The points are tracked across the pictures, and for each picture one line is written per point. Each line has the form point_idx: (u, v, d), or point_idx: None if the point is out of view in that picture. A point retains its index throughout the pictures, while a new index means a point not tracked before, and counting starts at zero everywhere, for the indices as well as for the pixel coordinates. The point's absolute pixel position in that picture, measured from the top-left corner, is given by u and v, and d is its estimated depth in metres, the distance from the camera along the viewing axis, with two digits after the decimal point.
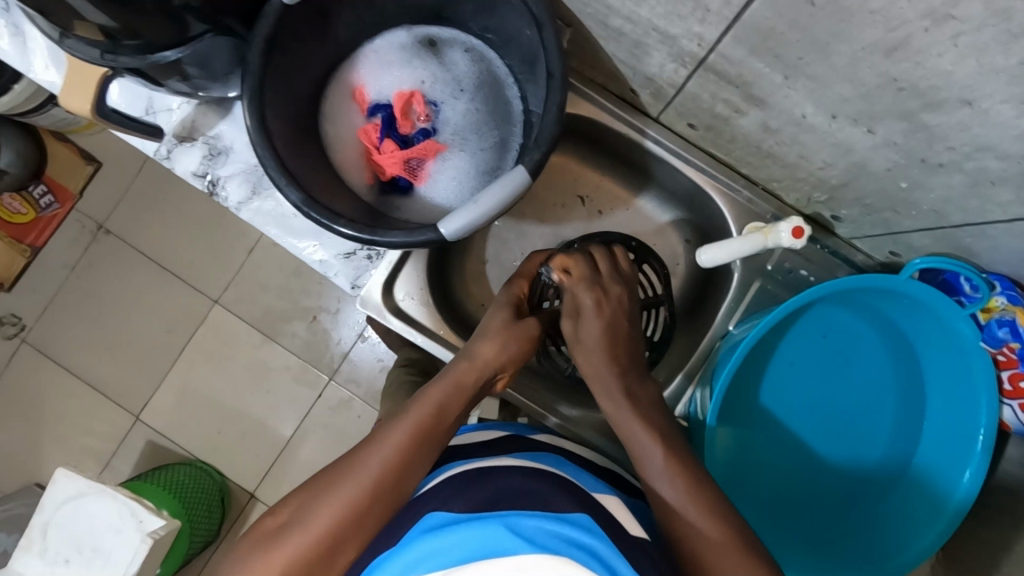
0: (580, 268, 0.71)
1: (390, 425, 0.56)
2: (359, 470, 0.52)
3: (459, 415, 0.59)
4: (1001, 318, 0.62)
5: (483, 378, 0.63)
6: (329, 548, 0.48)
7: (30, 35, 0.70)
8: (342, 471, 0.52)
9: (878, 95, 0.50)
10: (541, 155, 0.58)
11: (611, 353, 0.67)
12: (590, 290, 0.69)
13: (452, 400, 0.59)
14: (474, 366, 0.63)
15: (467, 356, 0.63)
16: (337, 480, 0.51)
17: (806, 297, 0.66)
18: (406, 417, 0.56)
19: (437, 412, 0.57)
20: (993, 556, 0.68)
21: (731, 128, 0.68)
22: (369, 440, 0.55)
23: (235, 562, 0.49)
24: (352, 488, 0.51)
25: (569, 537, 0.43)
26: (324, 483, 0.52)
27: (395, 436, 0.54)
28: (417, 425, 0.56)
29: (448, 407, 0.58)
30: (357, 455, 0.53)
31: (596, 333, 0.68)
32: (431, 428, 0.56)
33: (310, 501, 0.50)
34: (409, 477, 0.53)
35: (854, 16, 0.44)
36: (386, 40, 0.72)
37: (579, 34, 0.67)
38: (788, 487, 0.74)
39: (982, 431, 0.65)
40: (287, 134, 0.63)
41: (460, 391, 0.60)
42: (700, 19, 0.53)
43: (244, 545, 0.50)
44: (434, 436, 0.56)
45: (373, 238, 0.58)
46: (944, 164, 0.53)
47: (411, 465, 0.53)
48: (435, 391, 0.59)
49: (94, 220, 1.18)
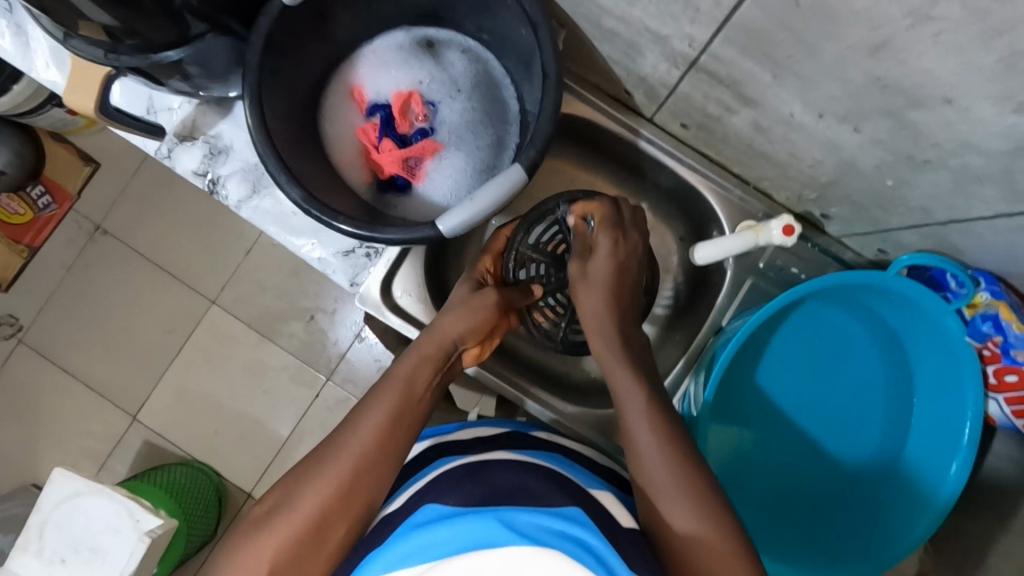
0: (601, 210, 0.72)
1: (365, 407, 0.56)
2: (340, 452, 0.53)
3: (429, 386, 0.60)
4: (986, 313, 0.64)
5: (444, 350, 0.63)
6: (316, 531, 0.49)
7: (32, 35, 0.70)
8: (324, 456, 0.53)
9: (862, 93, 0.52)
10: (536, 154, 0.59)
11: (614, 291, 0.69)
12: (608, 228, 0.71)
13: (419, 372, 0.60)
14: (435, 338, 0.63)
15: (429, 331, 0.64)
16: (318, 466, 0.52)
17: (794, 294, 0.68)
18: (379, 398, 0.56)
19: (407, 389, 0.58)
20: (979, 547, 0.69)
21: (722, 128, 0.69)
22: (345, 424, 0.55)
23: (228, 552, 0.50)
24: (336, 473, 0.51)
25: (561, 531, 0.44)
26: (307, 469, 0.52)
27: (370, 417, 0.55)
28: (392, 406, 0.56)
29: (416, 379, 0.59)
30: (334, 439, 0.54)
31: (604, 267, 0.70)
32: (406, 407, 0.57)
33: (296, 487, 0.51)
34: (389, 457, 0.53)
35: (840, 18, 0.45)
36: (384, 42, 0.73)
37: (573, 35, 0.68)
38: (778, 478, 0.75)
39: (970, 419, 0.67)
40: (290, 134, 0.65)
41: (425, 362, 0.61)
42: (692, 20, 0.54)
43: (235, 534, 0.51)
44: (409, 412, 0.57)
45: (371, 235, 0.59)
46: (929, 161, 0.55)
47: (391, 444, 0.54)
48: (402, 366, 0.60)
49: (92, 221, 1.19)
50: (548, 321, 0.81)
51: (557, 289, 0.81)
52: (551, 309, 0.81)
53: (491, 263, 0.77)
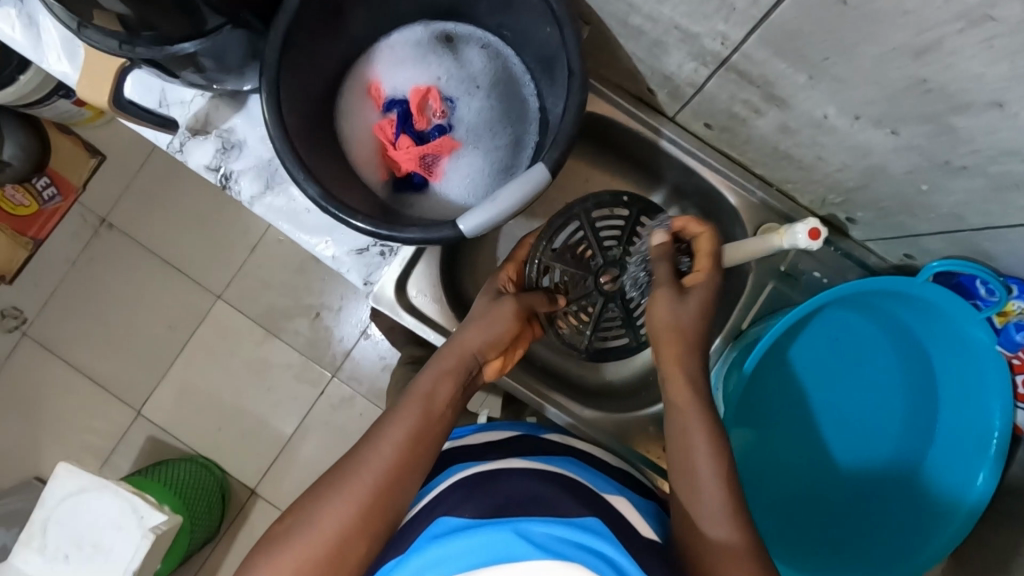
0: (705, 240, 0.67)
1: (385, 423, 0.55)
2: (358, 468, 0.51)
3: (451, 403, 0.58)
4: (1021, 322, 0.63)
5: (466, 364, 0.61)
6: (336, 549, 0.48)
7: (43, 26, 0.69)
8: (343, 473, 0.52)
9: (902, 97, 0.50)
10: (560, 153, 0.57)
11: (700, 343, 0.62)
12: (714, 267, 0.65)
13: (440, 386, 0.58)
14: (461, 350, 0.61)
15: (454, 341, 0.62)
16: (337, 482, 0.51)
17: (818, 301, 0.66)
18: (400, 414, 0.55)
19: (427, 405, 0.56)
20: (1002, 559, 0.68)
21: (747, 129, 0.68)
22: (365, 440, 0.54)
23: (245, 571, 0.49)
24: (354, 489, 0.50)
25: (580, 543, 0.43)
26: (327, 485, 0.51)
27: (390, 433, 0.54)
28: (412, 422, 0.54)
29: (437, 394, 0.57)
30: (354, 456, 0.53)
31: (688, 322, 0.62)
32: (427, 423, 0.55)
33: (314, 504, 0.50)
34: (409, 474, 0.52)
35: (887, 18, 0.43)
36: (402, 36, 0.72)
37: (597, 32, 0.67)
38: (798, 486, 0.74)
39: (997, 434, 0.65)
40: (305, 129, 0.63)
41: (446, 376, 0.59)
42: (725, 19, 0.52)
43: (252, 554, 0.50)
44: (431, 427, 0.55)
45: (390, 234, 0.58)
46: (967, 167, 0.53)
47: (411, 459, 0.53)
48: (422, 381, 0.58)
49: (97, 214, 1.17)
50: (570, 329, 0.82)
51: (583, 298, 0.81)
52: (576, 316, 0.81)
53: (513, 272, 0.73)
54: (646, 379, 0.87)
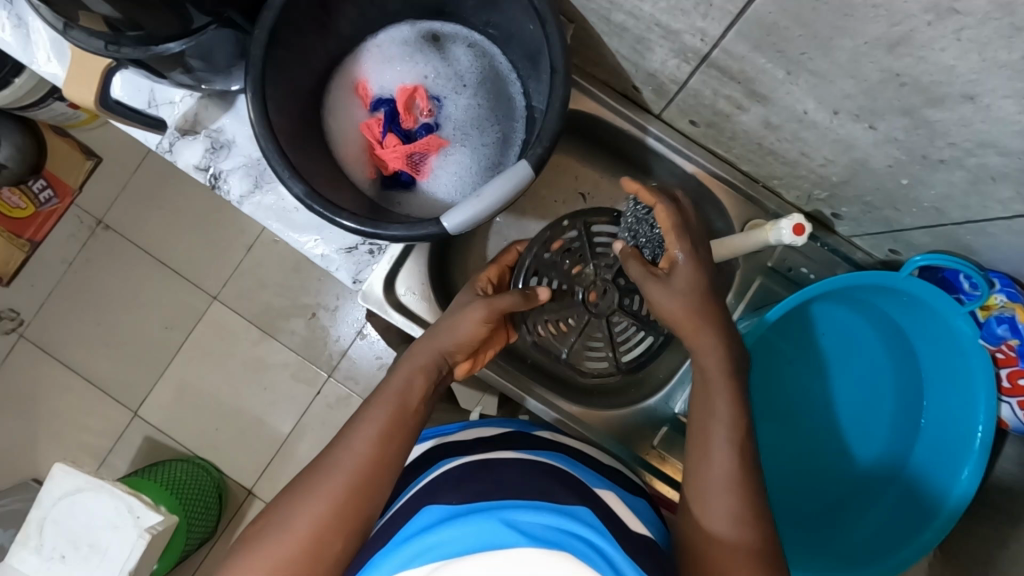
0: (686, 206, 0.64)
1: (359, 420, 0.55)
2: (333, 469, 0.52)
3: (424, 400, 0.58)
4: (1001, 316, 0.63)
5: (438, 362, 0.60)
6: (313, 546, 0.48)
7: (33, 27, 0.69)
8: (319, 471, 0.52)
9: (879, 90, 0.50)
10: (544, 149, 0.58)
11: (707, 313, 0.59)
12: (681, 238, 0.61)
13: (413, 383, 0.58)
14: (435, 348, 0.60)
15: (427, 338, 0.61)
16: (313, 480, 0.51)
17: (805, 295, 0.66)
18: (373, 409, 0.55)
19: (399, 400, 0.56)
20: (988, 552, 0.68)
21: (732, 125, 0.68)
22: (340, 439, 0.54)
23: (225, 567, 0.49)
24: (329, 487, 0.50)
25: (568, 531, 0.43)
26: (304, 483, 0.52)
27: (364, 432, 0.54)
28: (385, 417, 0.55)
29: (410, 390, 0.57)
30: (330, 455, 0.53)
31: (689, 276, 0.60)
32: (400, 418, 0.55)
33: (292, 502, 0.51)
34: (384, 469, 0.53)
35: (859, 12, 0.44)
36: (389, 36, 0.72)
37: (581, 30, 0.67)
38: (786, 481, 0.75)
39: (981, 427, 0.66)
40: (293, 129, 0.64)
41: (420, 373, 0.59)
42: (703, 14, 0.53)
43: (232, 551, 0.50)
44: (405, 423, 0.55)
45: (375, 231, 0.58)
46: (945, 160, 0.54)
47: (385, 454, 0.53)
48: (394, 380, 0.58)
49: (93, 216, 1.18)
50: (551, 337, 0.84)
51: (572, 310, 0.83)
52: (558, 324, 0.83)
53: (495, 273, 0.74)
54: (635, 376, 0.87)
